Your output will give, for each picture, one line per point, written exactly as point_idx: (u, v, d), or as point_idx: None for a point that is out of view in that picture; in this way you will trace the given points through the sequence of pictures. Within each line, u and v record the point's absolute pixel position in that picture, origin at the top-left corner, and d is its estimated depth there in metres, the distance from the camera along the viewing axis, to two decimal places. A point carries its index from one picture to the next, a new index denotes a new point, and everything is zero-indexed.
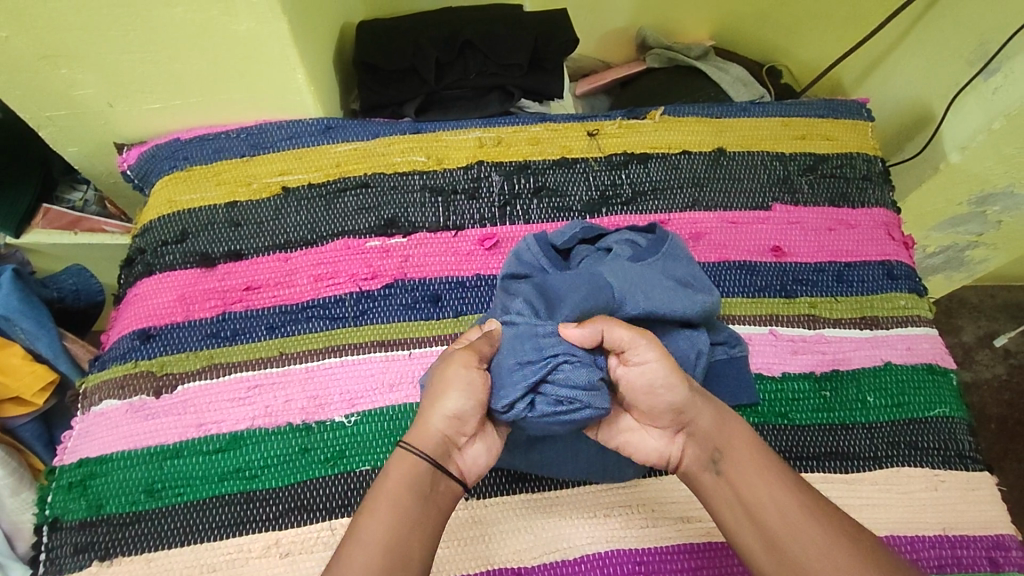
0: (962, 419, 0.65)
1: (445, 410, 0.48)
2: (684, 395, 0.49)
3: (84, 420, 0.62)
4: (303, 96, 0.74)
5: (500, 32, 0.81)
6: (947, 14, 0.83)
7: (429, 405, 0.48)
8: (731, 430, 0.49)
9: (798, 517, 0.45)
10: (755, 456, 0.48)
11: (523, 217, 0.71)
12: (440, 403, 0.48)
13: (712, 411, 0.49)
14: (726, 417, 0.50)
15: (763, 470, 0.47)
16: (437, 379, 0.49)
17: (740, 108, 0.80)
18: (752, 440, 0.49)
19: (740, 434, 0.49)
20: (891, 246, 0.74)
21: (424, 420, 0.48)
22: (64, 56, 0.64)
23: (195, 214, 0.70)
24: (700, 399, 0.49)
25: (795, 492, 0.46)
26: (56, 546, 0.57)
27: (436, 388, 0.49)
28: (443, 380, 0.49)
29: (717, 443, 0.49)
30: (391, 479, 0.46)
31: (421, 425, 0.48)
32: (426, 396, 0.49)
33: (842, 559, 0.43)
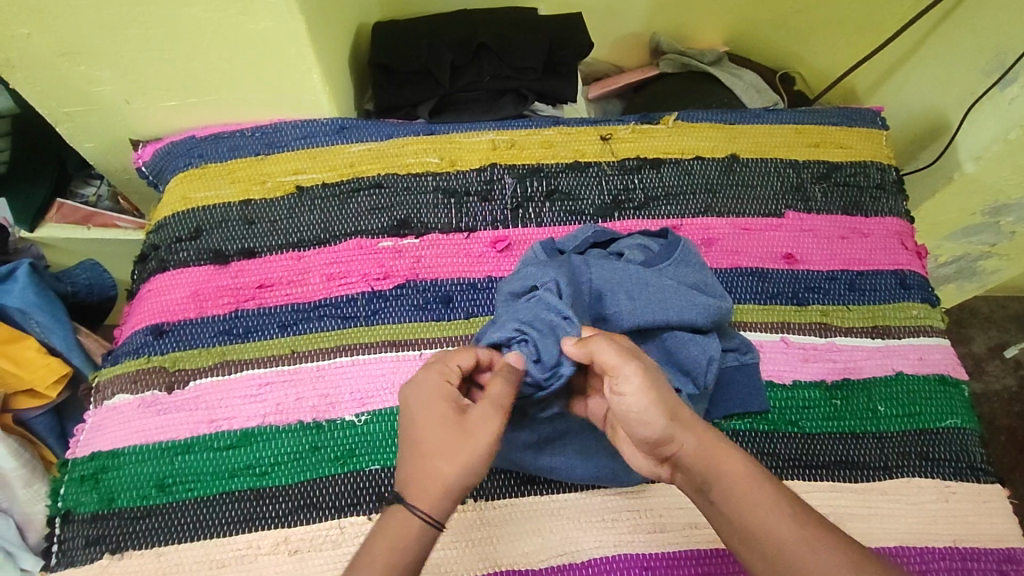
0: (973, 431, 0.65)
1: (465, 469, 0.44)
2: (662, 426, 0.47)
3: (97, 413, 0.62)
4: (318, 96, 0.74)
5: (514, 35, 0.82)
6: (963, 25, 0.83)
7: (444, 457, 0.44)
8: (720, 459, 0.47)
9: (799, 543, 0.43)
10: (749, 482, 0.46)
11: (535, 220, 0.71)
12: (465, 463, 0.44)
13: (702, 441, 0.48)
14: (718, 444, 0.48)
15: (759, 496, 0.45)
16: (459, 432, 0.45)
17: (754, 114, 0.80)
18: (744, 467, 0.47)
19: (731, 462, 0.47)
20: (904, 255, 0.73)
21: (440, 482, 0.44)
22: (83, 53, 0.65)
23: (209, 212, 0.70)
24: (687, 426, 0.48)
25: (794, 519, 0.44)
26: (68, 538, 0.58)
27: (458, 442, 0.45)
28: (470, 436, 0.45)
29: (708, 472, 0.47)
30: (395, 548, 0.42)
31: (435, 485, 0.44)
32: (439, 446, 0.45)
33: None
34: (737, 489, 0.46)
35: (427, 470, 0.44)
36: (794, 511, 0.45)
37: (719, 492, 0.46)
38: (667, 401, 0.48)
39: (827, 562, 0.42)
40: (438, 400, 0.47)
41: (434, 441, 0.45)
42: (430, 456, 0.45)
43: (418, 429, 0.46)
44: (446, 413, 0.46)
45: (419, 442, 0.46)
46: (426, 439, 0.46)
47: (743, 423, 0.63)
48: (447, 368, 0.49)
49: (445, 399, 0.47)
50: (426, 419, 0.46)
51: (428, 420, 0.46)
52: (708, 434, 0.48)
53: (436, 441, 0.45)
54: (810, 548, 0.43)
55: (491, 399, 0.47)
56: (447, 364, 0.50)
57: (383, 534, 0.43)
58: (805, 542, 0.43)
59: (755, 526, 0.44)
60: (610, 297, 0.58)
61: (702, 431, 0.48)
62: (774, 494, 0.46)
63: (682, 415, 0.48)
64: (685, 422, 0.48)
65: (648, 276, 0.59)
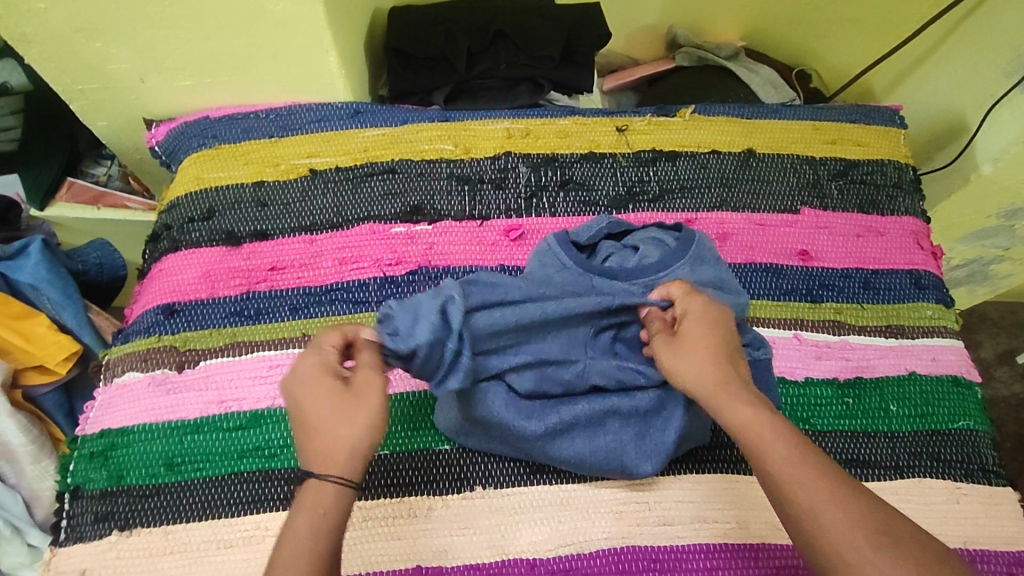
0: (985, 433, 0.64)
1: (367, 436, 0.45)
2: (685, 379, 0.50)
3: (107, 390, 0.62)
4: (333, 80, 0.74)
5: (532, 23, 0.81)
6: (986, 24, 0.82)
7: (340, 431, 0.44)
8: (729, 402, 0.48)
9: (799, 474, 0.44)
10: (754, 425, 0.46)
11: (549, 210, 0.71)
12: (362, 425, 0.45)
13: (714, 385, 0.49)
14: (730, 388, 0.48)
15: (765, 435, 0.46)
16: (345, 408, 0.45)
17: (772, 110, 0.79)
18: (754, 410, 0.47)
19: (740, 406, 0.47)
20: (919, 255, 0.73)
21: (345, 448, 0.44)
22: (100, 30, 0.65)
23: (222, 192, 0.70)
24: (698, 376, 0.49)
25: (795, 456, 0.45)
26: (76, 514, 0.58)
27: (351, 410, 0.45)
28: (361, 400, 0.45)
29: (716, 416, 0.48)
30: (313, 516, 0.42)
31: (339, 453, 0.44)
32: (332, 418, 0.45)
33: (832, 522, 0.42)
34: (743, 431, 0.46)
35: (330, 446, 0.44)
36: (800, 451, 0.45)
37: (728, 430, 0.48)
38: (691, 357, 0.50)
39: (817, 493, 0.43)
40: (317, 379, 0.46)
41: (325, 418, 0.45)
42: (325, 430, 0.44)
43: (305, 409, 0.45)
44: (330, 388, 0.46)
45: (310, 422, 0.45)
46: (316, 415, 0.45)
47: None
48: (319, 349, 0.48)
49: (325, 378, 0.46)
50: (310, 398, 0.45)
51: (312, 398, 0.45)
52: (721, 377, 0.49)
53: (327, 415, 0.45)
54: (805, 482, 0.43)
55: (370, 367, 0.47)
56: (318, 346, 0.48)
57: (303, 509, 0.43)
58: (804, 482, 0.43)
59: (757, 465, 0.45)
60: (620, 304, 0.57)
61: (717, 378, 0.49)
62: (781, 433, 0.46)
63: (697, 367, 0.49)
64: (705, 370, 0.49)
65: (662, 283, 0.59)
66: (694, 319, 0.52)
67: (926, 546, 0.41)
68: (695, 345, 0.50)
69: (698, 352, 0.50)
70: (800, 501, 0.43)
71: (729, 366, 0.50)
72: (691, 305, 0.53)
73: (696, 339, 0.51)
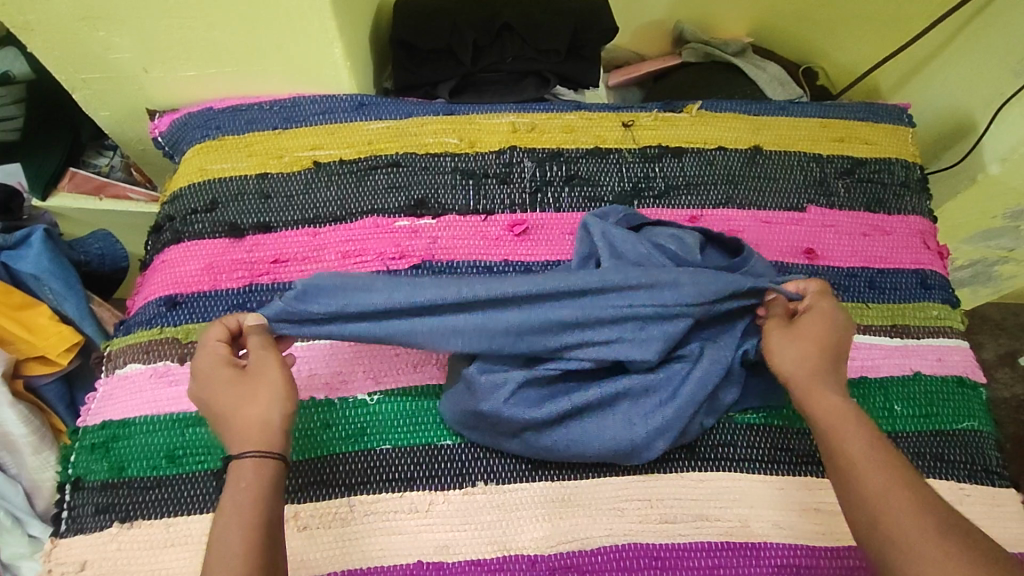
0: (990, 434, 0.64)
1: (275, 404, 0.49)
2: (794, 362, 0.55)
3: (108, 382, 0.62)
4: (338, 72, 0.74)
5: (538, 17, 0.80)
6: (996, 23, 0.81)
7: (248, 406, 0.49)
8: (818, 391, 0.53)
9: (872, 456, 0.47)
10: (837, 414, 0.51)
11: (553, 205, 0.70)
12: (267, 400, 0.49)
13: (808, 373, 0.54)
14: (820, 379, 0.53)
15: (847, 421, 0.50)
16: (249, 389, 0.50)
17: (778, 107, 0.79)
18: (842, 403, 0.52)
19: (828, 397, 0.52)
20: (926, 254, 0.72)
21: (254, 423, 0.48)
22: (103, 19, 0.64)
23: (225, 184, 0.70)
24: (800, 363, 0.55)
25: (871, 445, 0.48)
26: (77, 505, 0.57)
27: (252, 390, 0.50)
28: (258, 380, 0.50)
29: (803, 403, 0.53)
30: (239, 490, 0.45)
31: (251, 428, 0.48)
32: (239, 402, 0.49)
33: (897, 503, 0.44)
34: (825, 418, 0.51)
35: (241, 424, 0.48)
36: (874, 440, 0.49)
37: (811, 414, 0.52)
38: (808, 345, 0.55)
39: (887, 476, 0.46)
40: (215, 370, 0.51)
41: (231, 402, 0.49)
42: (234, 413, 0.49)
43: (212, 401, 0.50)
44: (229, 375, 0.50)
45: (220, 409, 0.49)
46: (223, 403, 0.50)
47: (759, 416, 0.62)
48: (210, 344, 0.52)
49: (223, 368, 0.51)
50: (213, 391, 0.50)
51: (214, 390, 0.50)
52: (816, 369, 0.54)
53: (230, 399, 0.49)
54: (878, 467, 0.47)
55: (261, 346, 0.52)
56: (206, 343, 0.52)
57: (229, 490, 0.46)
58: (877, 465, 0.47)
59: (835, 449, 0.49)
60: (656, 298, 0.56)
61: (812, 369, 0.54)
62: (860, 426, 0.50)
63: (800, 355, 0.55)
64: (806, 358, 0.55)
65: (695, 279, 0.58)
66: (814, 316, 0.57)
67: (983, 542, 0.42)
68: (805, 334, 0.56)
69: (808, 343, 0.55)
70: (868, 479, 0.46)
71: (829, 365, 0.54)
72: (815, 304, 0.58)
73: (812, 333, 0.56)
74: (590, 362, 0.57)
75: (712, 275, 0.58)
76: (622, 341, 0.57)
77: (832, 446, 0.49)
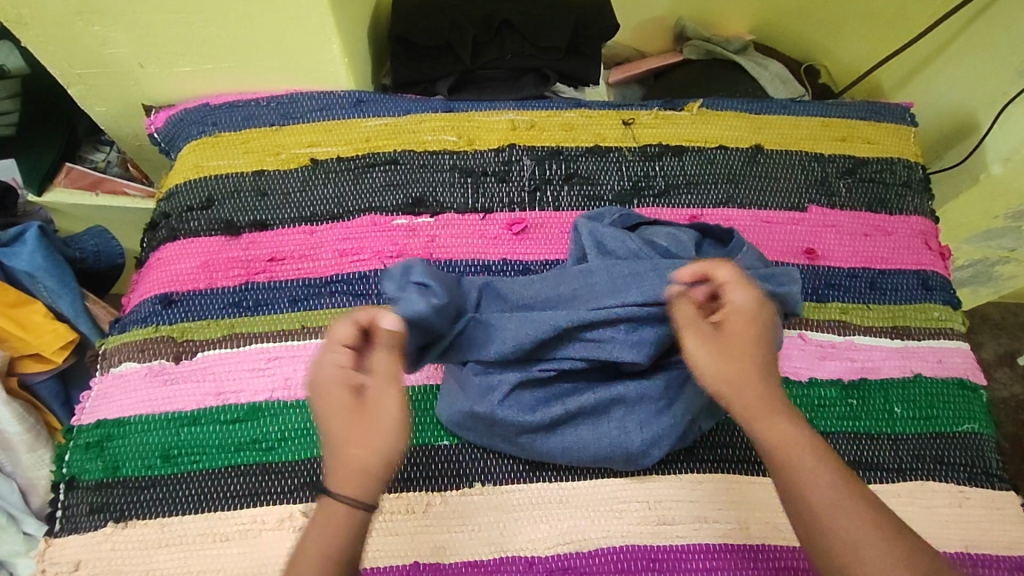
0: (990, 436, 0.64)
1: (382, 452, 0.44)
2: (722, 377, 0.49)
3: (103, 381, 0.62)
4: (336, 68, 0.73)
5: (539, 12, 0.79)
6: (1001, 21, 0.80)
7: (354, 445, 0.44)
8: (768, 417, 0.48)
9: (839, 498, 0.44)
10: (792, 445, 0.47)
11: (552, 204, 0.69)
12: (377, 446, 0.44)
13: (756, 398, 0.48)
14: (771, 403, 0.49)
15: (804, 454, 0.46)
16: (364, 425, 0.44)
17: (780, 105, 0.78)
18: (793, 430, 0.47)
19: (779, 424, 0.47)
20: (927, 255, 0.72)
21: (357, 467, 0.44)
22: (98, 14, 0.64)
23: (221, 181, 0.69)
24: (738, 385, 0.49)
25: (836, 481, 0.45)
26: (71, 504, 0.57)
27: (363, 428, 0.44)
28: (374, 419, 0.45)
29: (752, 433, 0.48)
30: (324, 529, 0.43)
31: (352, 472, 0.44)
32: (345, 435, 0.44)
33: (872, 556, 0.42)
34: (778, 452, 0.47)
35: (344, 463, 0.44)
36: (836, 472, 0.46)
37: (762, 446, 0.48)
38: (733, 355, 0.50)
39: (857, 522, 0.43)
40: (334, 389, 0.46)
41: (341, 432, 0.45)
42: (340, 446, 0.44)
43: (322, 422, 0.46)
44: (344, 400, 0.45)
45: (329, 435, 0.45)
46: (332, 429, 0.45)
47: None
48: (334, 351, 0.47)
49: (342, 388, 0.46)
50: (326, 410, 0.45)
51: (328, 411, 0.45)
52: (760, 391, 0.49)
53: (341, 431, 0.45)
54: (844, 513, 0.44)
55: (381, 374, 0.46)
56: (331, 346, 0.47)
57: (316, 522, 0.44)
58: (845, 511, 0.44)
59: (795, 492, 0.45)
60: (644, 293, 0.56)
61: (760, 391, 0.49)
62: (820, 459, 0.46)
63: (733, 373, 0.49)
64: (748, 374, 0.49)
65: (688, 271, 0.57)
66: (740, 314, 0.51)
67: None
68: (739, 344, 0.50)
69: (736, 355, 0.50)
70: (842, 531, 0.43)
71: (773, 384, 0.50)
72: (741, 296, 0.51)
73: (740, 342, 0.50)
74: (583, 362, 0.57)
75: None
76: (613, 340, 0.56)
77: (791, 489, 0.46)
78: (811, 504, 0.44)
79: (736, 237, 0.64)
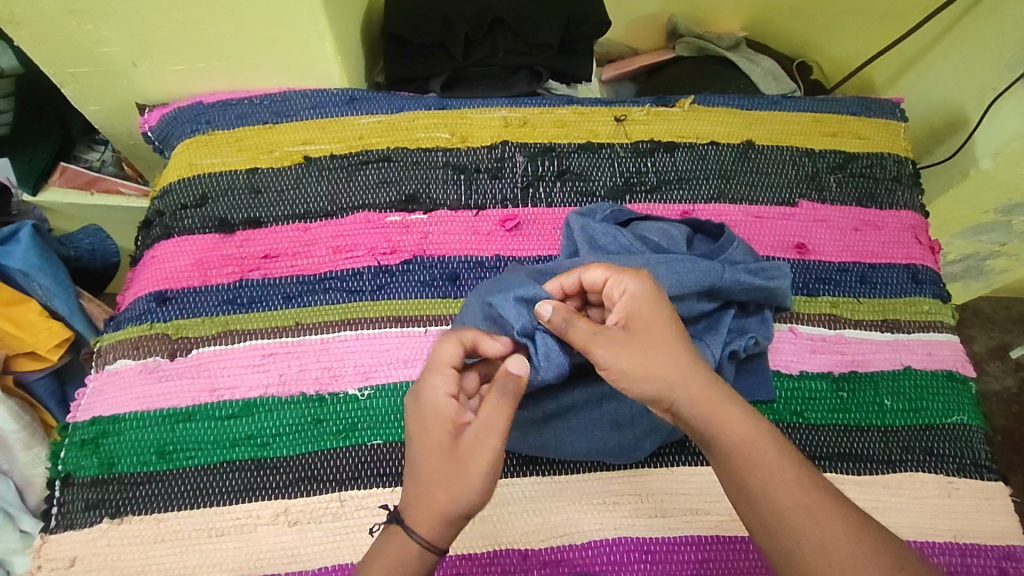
0: (978, 428, 0.65)
1: (464, 500, 0.45)
2: (652, 380, 0.47)
3: (98, 378, 0.62)
4: (329, 66, 0.73)
5: (531, 10, 0.80)
6: (989, 16, 0.81)
7: (436, 486, 0.45)
8: (719, 410, 0.46)
9: (805, 499, 0.43)
10: (751, 437, 0.46)
11: (545, 200, 0.70)
12: (461, 493, 0.45)
13: (701, 390, 0.47)
14: (719, 394, 0.47)
15: (765, 451, 0.45)
16: (454, 466, 0.45)
17: (771, 101, 0.78)
18: (749, 423, 0.46)
19: (734, 416, 0.46)
20: (917, 250, 0.72)
21: (434, 509, 0.45)
22: (90, 13, 0.64)
23: (215, 179, 0.69)
24: (679, 379, 0.47)
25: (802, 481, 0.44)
26: (67, 501, 0.57)
27: (451, 470, 0.45)
28: (466, 464, 0.45)
29: (709, 430, 0.46)
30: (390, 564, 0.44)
31: (429, 512, 0.45)
32: (433, 472, 0.46)
33: (840, 557, 0.42)
34: (738, 447, 0.45)
35: (424, 501, 0.45)
36: (797, 467, 0.45)
37: (717, 442, 0.46)
38: (649, 348, 0.48)
39: (824, 524, 0.43)
40: (432, 421, 0.47)
41: (430, 467, 0.46)
42: (425, 482, 0.46)
43: (417, 451, 0.47)
44: (443, 435, 0.46)
45: (418, 468, 0.46)
46: (424, 462, 0.46)
47: None
48: (441, 375, 0.48)
49: (442, 422, 0.47)
50: (425, 440, 0.47)
51: (425, 441, 0.47)
52: (706, 382, 0.47)
53: (432, 468, 0.46)
54: (811, 515, 0.43)
55: (485, 420, 0.45)
56: (438, 369, 0.48)
57: (384, 552, 0.45)
58: (812, 513, 0.43)
59: (758, 489, 0.44)
60: None
61: (702, 382, 0.47)
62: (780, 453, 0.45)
63: (669, 364, 0.47)
64: (682, 367, 0.48)
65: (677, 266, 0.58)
66: (638, 304, 0.50)
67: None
68: (654, 330, 0.49)
69: (654, 349, 0.48)
70: (810, 534, 0.42)
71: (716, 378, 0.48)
72: (630, 285, 0.51)
73: (653, 335, 0.49)
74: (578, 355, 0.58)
75: (690, 265, 0.58)
76: None
77: (754, 490, 0.44)
78: (778, 504, 0.43)
79: (725, 231, 0.65)
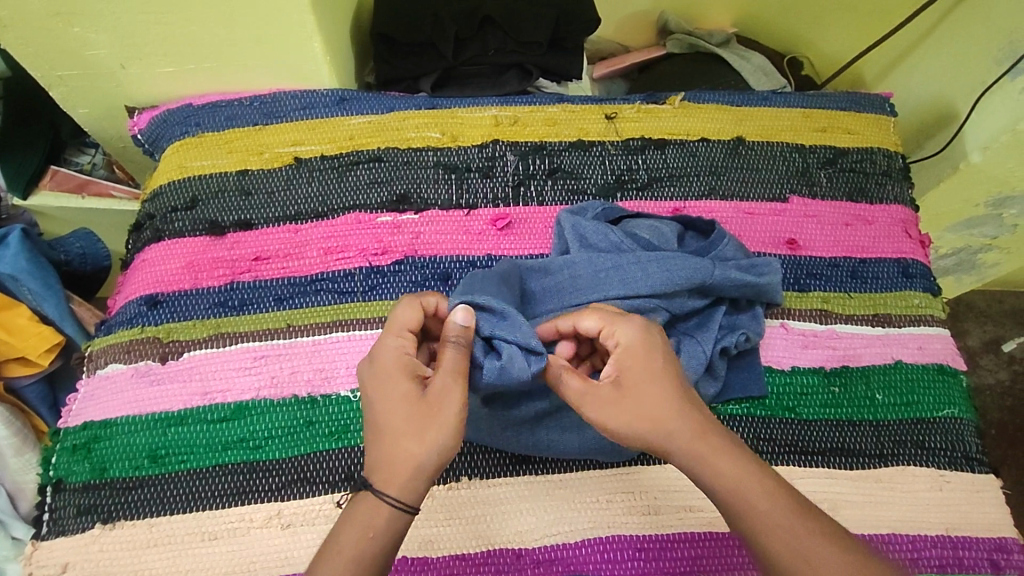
0: (970, 421, 0.65)
1: (435, 450, 0.46)
2: (643, 433, 0.48)
3: (90, 383, 0.62)
4: (318, 66, 0.73)
5: (521, 8, 0.80)
6: (978, 10, 0.81)
7: (406, 440, 0.46)
8: (711, 455, 0.47)
9: (798, 531, 0.45)
10: (740, 481, 0.46)
11: (536, 199, 0.70)
12: (433, 443, 0.46)
13: (694, 437, 0.48)
14: (710, 439, 0.48)
15: (758, 489, 0.46)
16: (422, 419, 0.46)
17: (762, 97, 0.78)
18: (738, 464, 0.47)
19: (727, 462, 0.47)
20: (907, 244, 0.72)
21: (410, 462, 0.46)
22: (76, 14, 0.63)
23: (205, 181, 0.69)
24: (671, 429, 0.48)
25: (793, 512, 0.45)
26: (58, 507, 0.57)
27: (422, 421, 0.46)
28: (433, 412, 0.46)
29: (702, 476, 0.48)
30: (367, 536, 0.44)
31: (404, 469, 0.45)
32: (402, 428, 0.46)
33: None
34: (731, 494, 0.46)
35: (395, 459, 0.46)
36: (789, 500, 0.46)
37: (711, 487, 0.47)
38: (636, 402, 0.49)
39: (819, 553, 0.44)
40: (395, 377, 0.48)
41: (398, 424, 0.47)
42: (394, 438, 0.46)
43: (379, 409, 0.48)
44: (407, 391, 0.47)
45: (383, 425, 0.47)
46: (391, 420, 0.47)
47: (742, 407, 0.63)
48: (397, 336, 0.50)
49: (406, 377, 0.48)
50: (386, 399, 0.48)
51: (389, 399, 0.48)
52: (700, 431, 0.48)
53: (400, 425, 0.46)
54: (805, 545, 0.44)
55: (447, 367, 0.48)
56: (397, 331, 0.50)
57: (354, 523, 0.45)
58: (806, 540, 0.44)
59: (752, 525, 0.46)
60: (626, 285, 0.58)
61: (696, 429, 0.48)
62: (780, 499, 0.46)
63: (658, 413, 0.48)
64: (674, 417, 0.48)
65: (668, 264, 0.58)
66: (630, 356, 0.50)
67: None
68: (646, 382, 0.49)
69: (645, 401, 0.49)
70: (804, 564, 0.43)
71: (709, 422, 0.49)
72: (622, 336, 0.51)
73: (644, 388, 0.49)
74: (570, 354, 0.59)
75: (680, 263, 0.59)
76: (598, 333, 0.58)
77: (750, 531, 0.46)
78: (773, 552, 0.45)
79: (715, 227, 0.65)
